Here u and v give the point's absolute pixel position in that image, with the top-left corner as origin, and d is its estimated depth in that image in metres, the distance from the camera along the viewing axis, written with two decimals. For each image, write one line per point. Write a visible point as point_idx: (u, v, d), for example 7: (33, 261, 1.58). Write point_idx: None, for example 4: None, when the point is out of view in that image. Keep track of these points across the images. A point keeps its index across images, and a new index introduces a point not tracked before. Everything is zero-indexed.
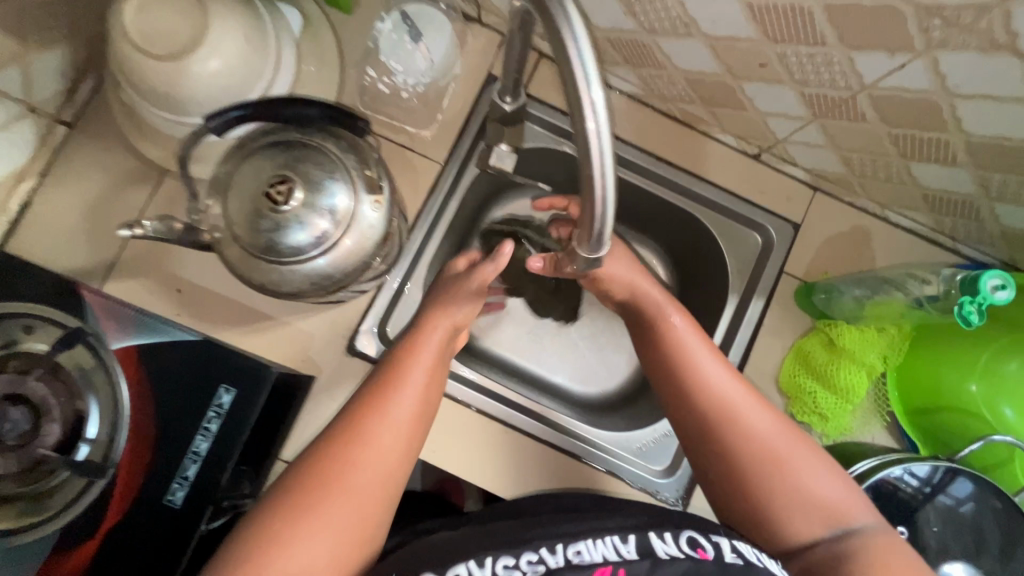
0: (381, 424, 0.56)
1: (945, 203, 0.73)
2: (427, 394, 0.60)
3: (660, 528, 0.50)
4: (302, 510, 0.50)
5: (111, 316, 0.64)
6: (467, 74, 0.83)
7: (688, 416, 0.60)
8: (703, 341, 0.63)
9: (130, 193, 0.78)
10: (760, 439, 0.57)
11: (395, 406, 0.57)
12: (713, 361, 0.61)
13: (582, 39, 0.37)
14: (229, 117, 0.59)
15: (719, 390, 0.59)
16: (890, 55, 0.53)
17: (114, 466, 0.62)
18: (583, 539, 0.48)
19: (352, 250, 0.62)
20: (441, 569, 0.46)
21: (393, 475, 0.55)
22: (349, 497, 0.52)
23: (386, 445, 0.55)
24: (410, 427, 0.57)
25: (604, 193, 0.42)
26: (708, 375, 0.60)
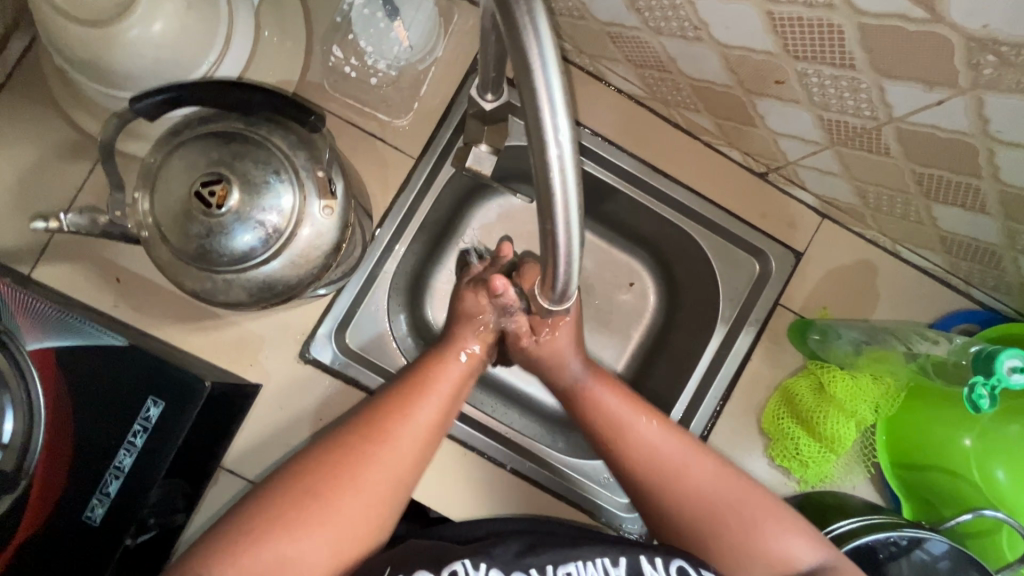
0: (402, 425, 0.56)
1: (964, 247, 0.65)
2: (443, 415, 0.59)
3: (653, 551, 0.51)
4: (301, 510, 0.49)
5: (28, 314, 0.58)
6: (451, 58, 0.74)
7: (631, 476, 0.60)
8: (633, 406, 0.62)
9: (64, 167, 0.70)
10: (708, 498, 0.57)
11: (411, 419, 0.56)
12: (649, 424, 0.61)
13: (553, 75, 0.31)
14: (156, 99, 0.52)
15: (658, 453, 0.59)
16: (927, 88, 0.45)
17: (28, 477, 0.57)
18: (575, 560, 0.50)
19: (297, 261, 0.55)
20: (436, 569, 0.49)
21: (396, 498, 0.54)
22: (351, 516, 0.51)
23: (395, 462, 0.54)
24: (421, 446, 0.56)
25: (569, 246, 0.36)
26: (644, 437, 0.60)
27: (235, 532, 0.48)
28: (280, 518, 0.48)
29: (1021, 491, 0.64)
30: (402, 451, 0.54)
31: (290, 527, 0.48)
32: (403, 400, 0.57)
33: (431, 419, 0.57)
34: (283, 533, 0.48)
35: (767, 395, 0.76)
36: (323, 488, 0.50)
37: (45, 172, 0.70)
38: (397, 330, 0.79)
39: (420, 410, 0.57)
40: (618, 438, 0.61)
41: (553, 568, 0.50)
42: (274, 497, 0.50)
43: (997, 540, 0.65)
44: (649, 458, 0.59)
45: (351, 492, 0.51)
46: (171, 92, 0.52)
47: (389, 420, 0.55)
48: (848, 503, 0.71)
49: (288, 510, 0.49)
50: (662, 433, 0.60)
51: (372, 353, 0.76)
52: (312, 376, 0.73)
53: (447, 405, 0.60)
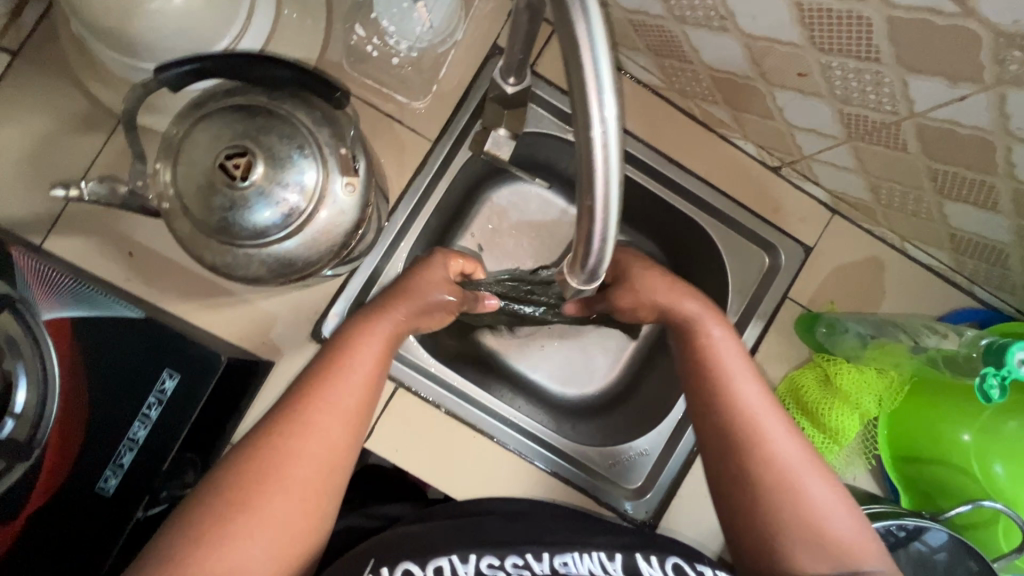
0: (322, 413, 0.52)
1: (972, 246, 0.67)
2: (367, 393, 0.55)
3: (649, 548, 0.52)
4: (228, 519, 0.46)
5: (46, 283, 0.58)
6: (471, 42, 0.74)
7: (714, 428, 0.57)
8: (746, 362, 0.60)
9: (77, 138, 0.69)
10: (787, 471, 0.54)
11: (332, 404, 0.52)
12: (749, 381, 0.58)
13: (602, 56, 0.32)
14: (182, 69, 0.51)
15: (754, 410, 0.57)
16: (950, 84, 0.46)
17: (41, 447, 0.56)
18: (571, 551, 0.50)
19: (318, 238, 0.55)
20: (422, 562, 0.48)
21: (329, 486, 0.51)
22: (281, 517, 0.48)
23: (320, 450, 0.51)
24: (348, 428, 0.53)
25: (606, 226, 0.37)
26: (742, 394, 0.58)
27: (162, 556, 0.44)
28: (207, 531, 0.45)
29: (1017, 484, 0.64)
30: (325, 436, 0.51)
31: (221, 542, 0.45)
32: (323, 385, 0.54)
33: (355, 398, 0.54)
34: (212, 550, 0.45)
35: (772, 387, 0.77)
36: (248, 494, 0.47)
37: (59, 143, 0.69)
38: None
39: (341, 394, 0.54)
40: (719, 384, 0.58)
41: (550, 556, 0.49)
42: (197, 512, 0.46)
43: (992, 534, 0.67)
44: (739, 412, 0.57)
45: (277, 492, 0.48)
46: (199, 62, 0.52)
47: (308, 409, 0.52)
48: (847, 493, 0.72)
49: (216, 527, 0.46)
50: (760, 394, 0.58)
51: None
52: None
53: (372, 381, 0.56)
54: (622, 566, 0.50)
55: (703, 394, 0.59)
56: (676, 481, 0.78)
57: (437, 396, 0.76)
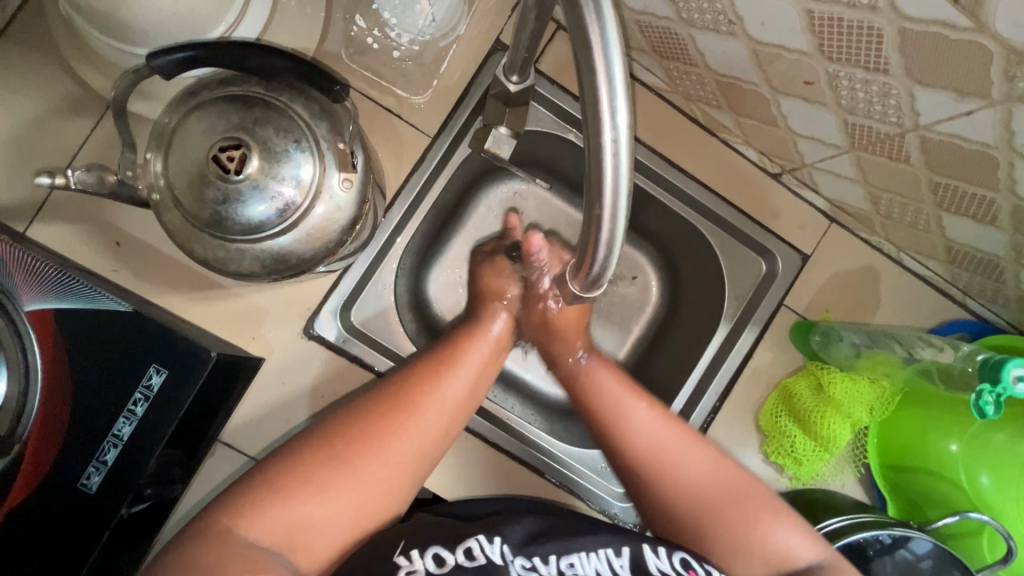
0: (424, 413, 0.57)
1: (968, 259, 0.67)
2: (471, 390, 0.62)
3: (656, 543, 0.52)
4: (328, 469, 0.50)
5: (29, 273, 0.56)
6: (473, 37, 0.73)
7: (625, 464, 0.63)
8: (632, 392, 0.66)
9: (64, 122, 0.67)
10: (692, 485, 0.59)
11: (440, 394, 0.58)
12: (644, 412, 0.64)
13: (616, 70, 0.32)
14: (175, 57, 0.50)
15: (652, 437, 0.62)
16: (958, 98, 0.46)
17: (21, 442, 0.55)
18: (578, 549, 0.50)
19: (313, 234, 0.53)
20: (451, 547, 0.49)
21: (420, 468, 0.56)
22: (374, 481, 0.52)
23: (421, 434, 0.56)
24: (448, 421, 0.58)
25: (611, 236, 0.38)
26: (635, 426, 0.63)
27: (269, 484, 0.49)
28: (309, 474, 0.50)
29: (1004, 495, 0.65)
30: (430, 422, 0.57)
31: (318, 488, 0.49)
32: (435, 373, 0.60)
33: (459, 392, 0.60)
34: (310, 493, 0.49)
35: (765, 393, 0.78)
36: (352, 451, 0.52)
37: (43, 128, 0.67)
38: (403, 312, 0.78)
39: (448, 388, 0.59)
40: (613, 418, 0.64)
41: (557, 558, 0.49)
42: (302, 456, 0.51)
43: (980, 542, 0.68)
44: (640, 447, 0.62)
45: (380, 458, 0.53)
46: (193, 50, 0.50)
47: (419, 392, 0.58)
48: (836, 500, 0.73)
49: (318, 472, 0.50)
50: (652, 420, 0.63)
51: (378, 334, 0.75)
52: (315, 352, 0.71)
53: (476, 381, 0.63)
54: (628, 561, 0.50)
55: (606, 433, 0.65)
56: None
57: None
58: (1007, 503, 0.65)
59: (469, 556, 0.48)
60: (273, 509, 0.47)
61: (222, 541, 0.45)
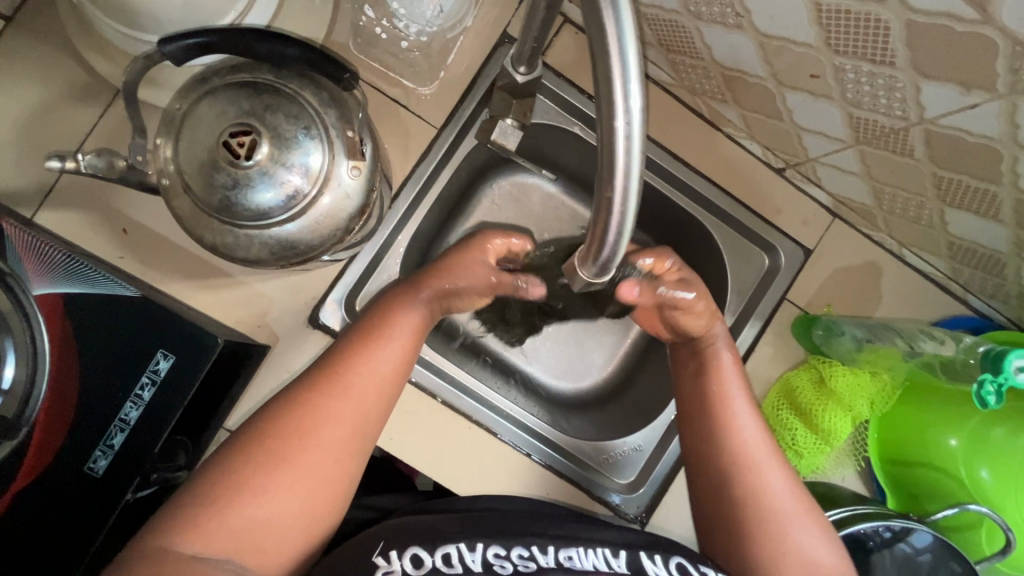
0: (361, 381, 0.57)
1: (970, 254, 0.67)
2: (401, 361, 0.60)
3: (653, 548, 0.52)
4: (262, 471, 0.50)
5: (39, 258, 0.56)
6: (480, 29, 0.73)
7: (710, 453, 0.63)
8: (741, 395, 0.65)
9: (73, 110, 0.67)
10: (768, 491, 0.59)
11: (371, 371, 0.57)
12: (743, 412, 0.63)
13: (631, 57, 0.33)
14: (188, 42, 0.50)
15: (742, 439, 0.62)
16: (964, 91, 0.46)
17: (29, 425, 0.55)
18: (576, 545, 0.50)
19: (321, 221, 0.54)
20: (431, 548, 0.49)
21: (358, 447, 0.55)
22: (310, 471, 0.52)
23: (355, 412, 0.55)
24: (382, 391, 0.58)
25: (622, 222, 0.38)
26: (738, 429, 0.62)
27: (205, 497, 0.48)
28: (243, 481, 0.49)
29: (1004, 489, 0.66)
30: (361, 399, 0.56)
31: (256, 487, 0.49)
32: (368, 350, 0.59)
33: (390, 365, 0.59)
34: (251, 496, 0.49)
35: (767, 386, 0.78)
36: (282, 447, 0.51)
37: (53, 115, 0.67)
38: None
39: (379, 362, 0.58)
40: (716, 416, 0.63)
41: (555, 549, 0.50)
42: (233, 461, 0.50)
43: (976, 536, 0.69)
44: (732, 442, 0.62)
45: (316, 450, 0.52)
46: (205, 36, 0.50)
47: (350, 371, 0.57)
48: (837, 493, 0.73)
49: (255, 471, 0.50)
50: (756, 428, 0.62)
51: None
52: (319, 341, 0.72)
53: (407, 350, 0.61)
54: (625, 563, 0.50)
55: (703, 422, 0.64)
56: (669, 477, 0.78)
57: (432, 385, 0.75)
58: (1007, 498, 0.66)
59: (448, 562, 0.48)
60: (209, 523, 0.47)
61: (160, 560, 0.44)
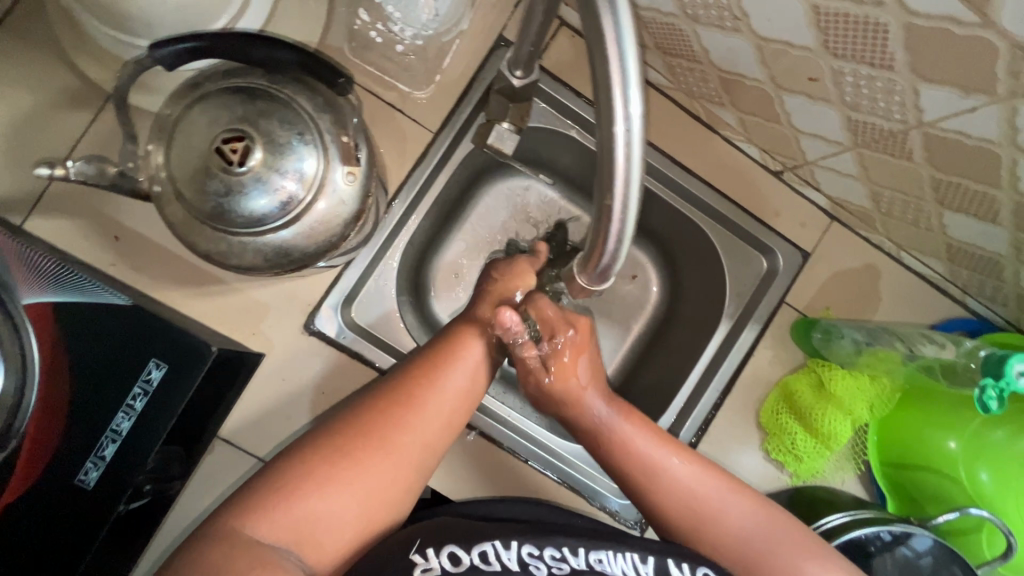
0: (432, 394, 0.56)
1: (968, 256, 0.67)
2: (473, 381, 0.59)
3: (681, 555, 0.50)
4: (332, 464, 0.50)
5: (26, 265, 0.55)
6: (476, 33, 0.73)
7: (659, 519, 0.59)
8: (656, 442, 0.60)
9: (63, 116, 0.66)
10: (742, 536, 0.56)
11: (440, 388, 0.57)
12: (675, 464, 0.59)
13: (630, 61, 0.33)
14: (180, 47, 0.49)
15: (690, 496, 0.58)
16: (962, 94, 0.46)
17: (18, 438, 0.53)
18: (606, 548, 0.49)
19: (317, 227, 0.53)
20: (467, 545, 0.47)
21: (424, 463, 0.55)
22: (377, 475, 0.52)
23: (425, 426, 0.55)
24: (449, 413, 0.57)
25: (622, 228, 0.38)
26: (679, 489, 0.58)
27: (274, 481, 0.49)
28: (311, 471, 0.49)
29: (1005, 491, 0.66)
30: (432, 418, 0.56)
31: (328, 480, 0.49)
32: (439, 367, 0.58)
33: (465, 382, 0.59)
34: (314, 488, 0.49)
35: (765, 391, 0.78)
36: (355, 451, 0.51)
37: (41, 120, 0.66)
38: (403, 307, 0.78)
39: (449, 381, 0.58)
40: (648, 480, 0.59)
41: (586, 551, 0.48)
42: (307, 451, 0.51)
43: (977, 540, 0.69)
44: (677, 505, 0.58)
45: (381, 455, 0.52)
46: (197, 41, 0.50)
47: (418, 386, 0.56)
48: (837, 498, 0.73)
49: (327, 466, 0.50)
50: (688, 464, 0.59)
51: (379, 329, 0.75)
52: (315, 349, 0.71)
53: (477, 373, 0.60)
54: (653, 569, 0.48)
55: (639, 493, 0.59)
56: None
57: None
58: (1007, 500, 0.66)
59: (484, 559, 0.47)
60: (274, 508, 0.47)
61: (230, 543, 0.45)
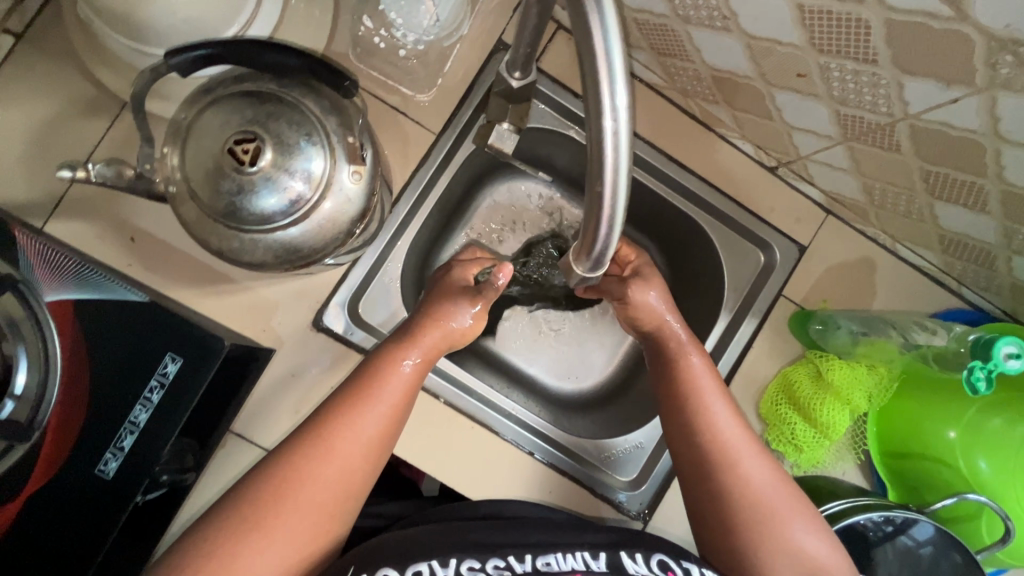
0: (340, 443, 0.54)
1: (962, 247, 0.68)
2: (388, 421, 0.57)
3: (633, 547, 0.54)
4: (243, 531, 0.49)
5: (48, 265, 0.58)
6: (475, 37, 0.75)
7: (688, 445, 0.62)
8: (717, 383, 0.64)
9: (82, 123, 0.69)
10: (755, 483, 0.59)
11: (352, 433, 0.55)
12: (723, 405, 0.63)
13: (616, 58, 0.35)
14: (194, 54, 0.52)
15: (724, 432, 0.61)
16: (944, 86, 0.48)
17: (42, 430, 0.56)
18: (553, 551, 0.52)
19: (325, 224, 0.55)
20: (401, 567, 0.49)
21: (342, 508, 0.54)
22: (294, 532, 0.51)
23: (337, 475, 0.53)
24: (363, 457, 0.55)
25: (613, 213, 0.40)
26: (721, 426, 0.61)
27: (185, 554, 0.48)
28: (221, 543, 0.49)
29: (1002, 478, 0.67)
30: (344, 463, 0.54)
31: (245, 545, 0.49)
32: (348, 410, 0.55)
33: (377, 430, 0.56)
34: (226, 558, 0.48)
35: (765, 383, 0.79)
36: (262, 514, 0.50)
37: (62, 127, 0.69)
38: (409, 305, 0.80)
39: (361, 425, 0.55)
40: (698, 409, 0.62)
41: (532, 557, 0.51)
42: (214, 520, 0.50)
43: (977, 527, 0.70)
44: (715, 437, 0.61)
45: (295, 512, 0.51)
46: (210, 48, 0.52)
47: (326, 435, 0.54)
48: (837, 487, 0.74)
49: (235, 535, 0.49)
50: (732, 417, 0.62)
51: (387, 327, 0.77)
52: (324, 344, 0.73)
53: (393, 411, 0.57)
54: (605, 564, 0.52)
55: (680, 418, 0.63)
56: (671, 473, 0.79)
57: (436, 386, 0.75)
58: (1004, 486, 0.67)
59: None
60: None
61: None
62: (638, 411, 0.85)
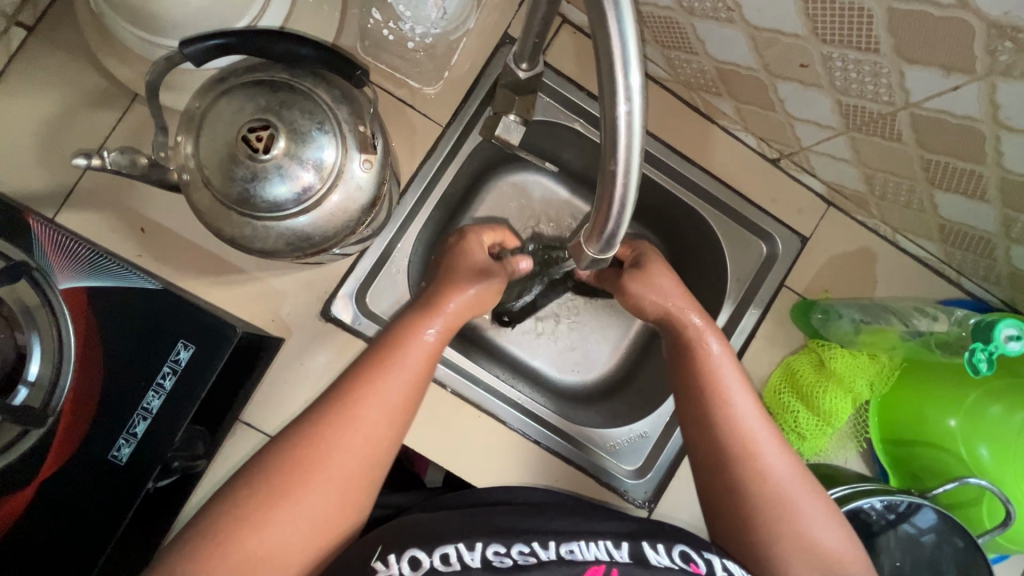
0: (367, 414, 0.55)
1: (962, 237, 0.69)
2: (411, 395, 0.58)
3: (655, 538, 0.54)
4: (268, 503, 0.49)
5: (62, 252, 0.58)
6: (482, 30, 0.76)
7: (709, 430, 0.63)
8: (739, 372, 0.65)
9: (93, 114, 0.70)
10: (774, 468, 0.59)
11: (377, 406, 0.55)
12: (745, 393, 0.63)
13: (630, 40, 0.36)
14: (208, 44, 0.52)
15: (744, 417, 0.62)
16: (945, 73, 0.49)
17: (56, 415, 0.57)
18: (577, 540, 0.52)
19: (335, 212, 0.56)
20: (429, 549, 0.50)
21: (367, 482, 0.54)
22: (318, 504, 0.51)
23: (362, 448, 0.54)
24: (387, 431, 0.56)
25: (625, 193, 0.41)
26: (742, 411, 0.62)
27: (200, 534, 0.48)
28: (246, 515, 0.49)
29: (1002, 464, 0.68)
30: (369, 437, 0.54)
31: (268, 515, 0.49)
32: (374, 382, 0.56)
33: (399, 402, 0.57)
34: (252, 529, 0.48)
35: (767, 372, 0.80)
36: (289, 484, 0.50)
37: (73, 119, 0.70)
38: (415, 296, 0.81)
39: (387, 397, 0.56)
40: (719, 396, 0.63)
41: (556, 543, 0.52)
42: (238, 495, 0.50)
43: (977, 510, 0.71)
44: (736, 422, 0.62)
45: (321, 484, 0.51)
46: (224, 38, 0.53)
47: (352, 406, 0.55)
48: (839, 474, 0.75)
49: (261, 506, 0.49)
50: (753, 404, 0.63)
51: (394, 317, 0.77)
52: (332, 334, 0.74)
53: (417, 386, 0.59)
54: (627, 553, 0.52)
55: (701, 404, 0.64)
56: (675, 462, 0.80)
57: (443, 375, 0.76)
58: (1005, 471, 0.68)
59: (445, 561, 0.49)
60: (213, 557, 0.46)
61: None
62: (641, 402, 0.86)
